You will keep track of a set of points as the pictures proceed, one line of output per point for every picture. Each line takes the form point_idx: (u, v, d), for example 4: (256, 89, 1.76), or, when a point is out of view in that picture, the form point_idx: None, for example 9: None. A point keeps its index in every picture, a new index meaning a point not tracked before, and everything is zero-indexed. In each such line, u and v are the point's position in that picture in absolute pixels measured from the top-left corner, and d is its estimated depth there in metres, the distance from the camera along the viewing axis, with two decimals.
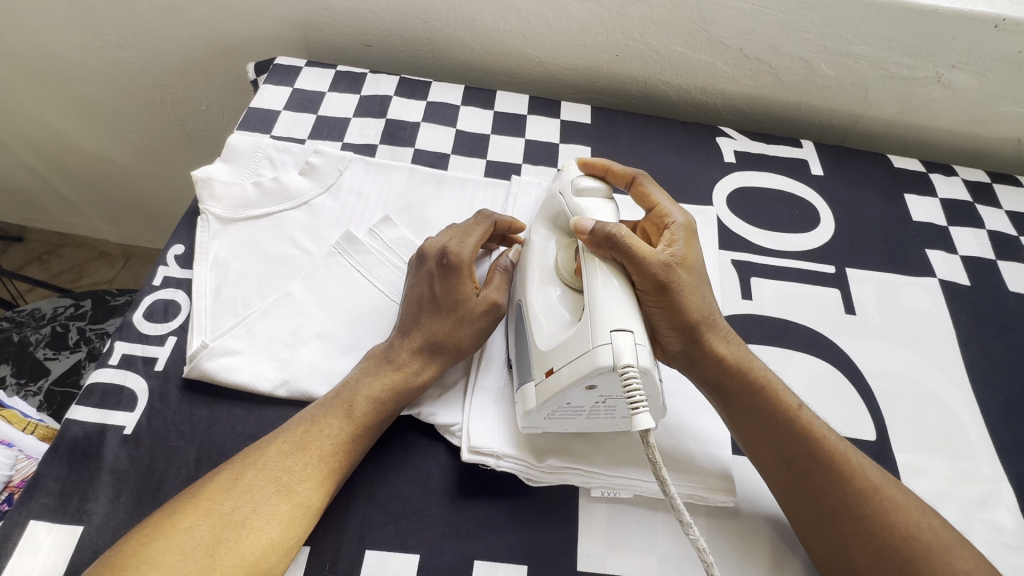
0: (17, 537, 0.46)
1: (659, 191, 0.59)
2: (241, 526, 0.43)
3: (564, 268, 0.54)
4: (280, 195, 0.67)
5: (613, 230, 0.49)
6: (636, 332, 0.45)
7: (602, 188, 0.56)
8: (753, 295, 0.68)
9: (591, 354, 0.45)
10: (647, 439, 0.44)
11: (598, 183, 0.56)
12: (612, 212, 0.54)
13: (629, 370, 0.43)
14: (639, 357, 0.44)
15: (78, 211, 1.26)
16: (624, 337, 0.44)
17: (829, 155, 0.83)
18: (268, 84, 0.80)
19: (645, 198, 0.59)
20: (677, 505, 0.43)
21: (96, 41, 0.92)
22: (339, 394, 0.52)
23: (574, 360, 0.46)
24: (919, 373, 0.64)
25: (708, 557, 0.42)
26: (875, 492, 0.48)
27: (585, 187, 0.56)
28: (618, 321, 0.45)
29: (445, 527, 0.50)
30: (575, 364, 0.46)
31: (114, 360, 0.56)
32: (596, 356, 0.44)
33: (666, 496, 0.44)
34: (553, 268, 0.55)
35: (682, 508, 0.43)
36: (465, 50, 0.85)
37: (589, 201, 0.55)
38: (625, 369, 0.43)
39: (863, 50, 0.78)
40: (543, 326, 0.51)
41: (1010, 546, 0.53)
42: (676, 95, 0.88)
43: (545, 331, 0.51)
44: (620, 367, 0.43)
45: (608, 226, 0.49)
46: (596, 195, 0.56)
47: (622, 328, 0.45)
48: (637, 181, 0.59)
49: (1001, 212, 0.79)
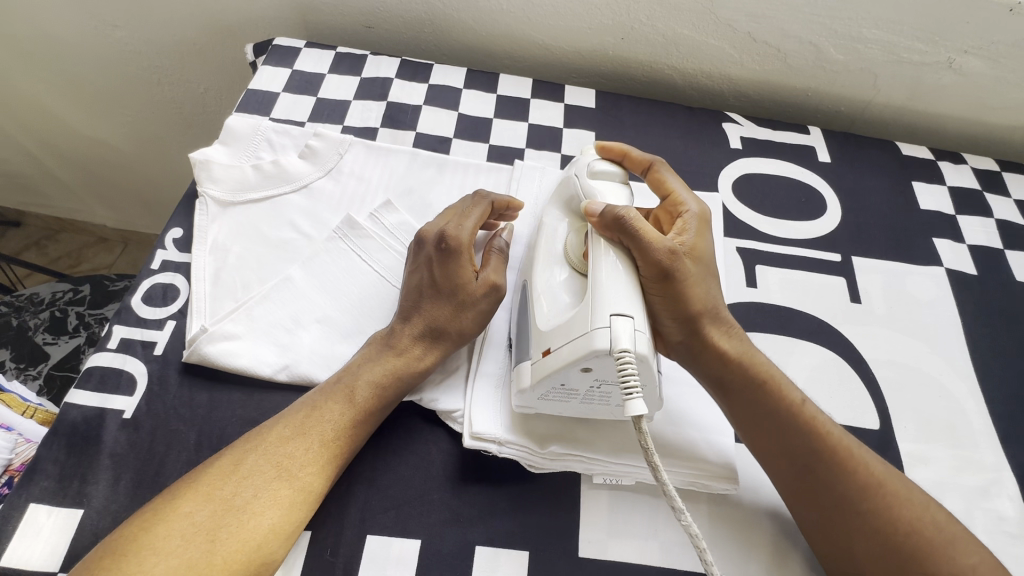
0: (17, 520, 0.46)
1: (675, 178, 0.58)
2: (242, 511, 0.43)
3: (574, 251, 0.53)
4: (279, 178, 0.66)
5: (623, 213, 0.48)
6: (636, 318, 0.44)
7: (618, 172, 0.56)
8: (758, 282, 0.67)
9: (588, 336, 0.44)
10: (641, 427, 0.43)
11: (615, 168, 0.56)
12: (625, 198, 0.54)
13: (626, 356, 0.43)
14: (636, 343, 0.44)
15: (75, 196, 1.24)
16: (623, 321, 0.44)
17: (835, 142, 0.82)
18: (267, 65, 0.79)
19: (660, 186, 0.58)
20: (671, 493, 0.42)
21: (91, 22, 0.90)
22: (340, 379, 0.51)
23: (572, 340, 0.45)
24: (924, 362, 0.63)
25: (700, 542, 0.41)
26: (879, 487, 0.48)
27: (601, 170, 0.55)
28: (617, 305, 0.45)
29: (446, 512, 0.50)
30: (573, 344, 0.45)
31: (112, 344, 0.55)
32: (592, 338, 0.44)
33: (658, 483, 0.43)
34: (561, 251, 0.54)
35: (676, 495, 0.42)
36: (467, 31, 0.83)
37: (603, 186, 0.54)
38: (621, 354, 0.43)
39: (873, 34, 0.76)
40: (544, 307, 0.51)
41: (1012, 535, 0.53)
42: (681, 79, 0.86)
43: (546, 312, 0.50)
44: (617, 352, 0.43)
45: (618, 209, 0.49)
46: (611, 179, 0.55)
47: (622, 313, 0.44)
48: (653, 168, 0.58)
49: (1010, 200, 0.78)
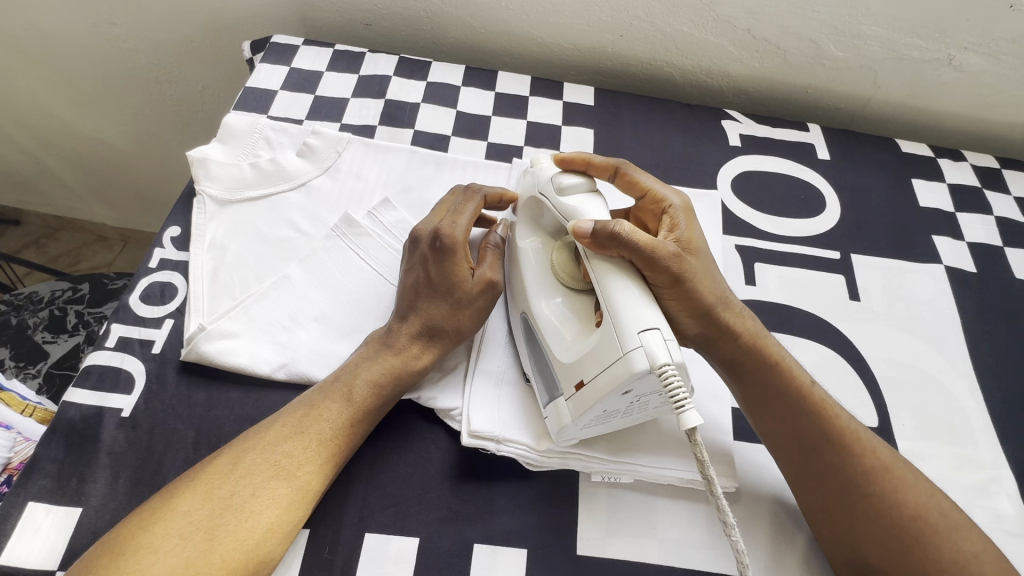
0: (16, 519, 0.46)
1: (647, 176, 0.58)
2: (240, 509, 0.43)
3: (563, 272, 0.53)
4: (277, 176, 0.66)
5: (615, 228, 0.47)
6: (663, 328, 0.44)
7: (585, 183, 0.54)
8: (757, 280, 0.67)
9: (625, 360, 0.43)
10: (693, 437, 0.43)
11: (580, 178, 0.55)
12: (603, 208, 0.53)
13: (667, 369, 0.42)
14: (672, 353, 0.43)
15: (74, 194, 1.24)
16: (653, 335, 0.43)
17: (835, 139, 0.82)
18: (265, 62, 0.78)
19: (634, 186, 0.58)
20: (722, 504, 0.42)
21: (89, 20, 0.90)
22: (338, 378, 0.51)
23: (607, 368, 0.45)
24: (923, 360, 0.63)
25: (745, 555, 0.41)
26: (885, 472, 0.48)
27: (568, 185, 0.54)
28: (643, 321, 0.44)
29: (446, 510, 0.50)
30: (609, 372, 0.45)
31: (111, 343, 0.55)
32: (630, 361, 0.43)
33: (709, 492, 0.43)
34: (550, 271, 0.55)
35: (726, 507, 0.41)
36: (467, 29, 0.83)
37: (576, 199, 0.53)
38: (662, 369, 0.42)
39: (874, 30, 0.76)
40: (562, 336, 0.51)
41: (1010, 532, 0.53)
42: (681, 76, 0.86)
43: (565, 342, 0.50)
44: (658, 368, 0.42)
45: (610, 225, 0.48)
46: (581, 191, 0.54)
47: (650, 327, 0.44)
48: (621, 171, 0.58)
49: (1009, 197, 0.78)
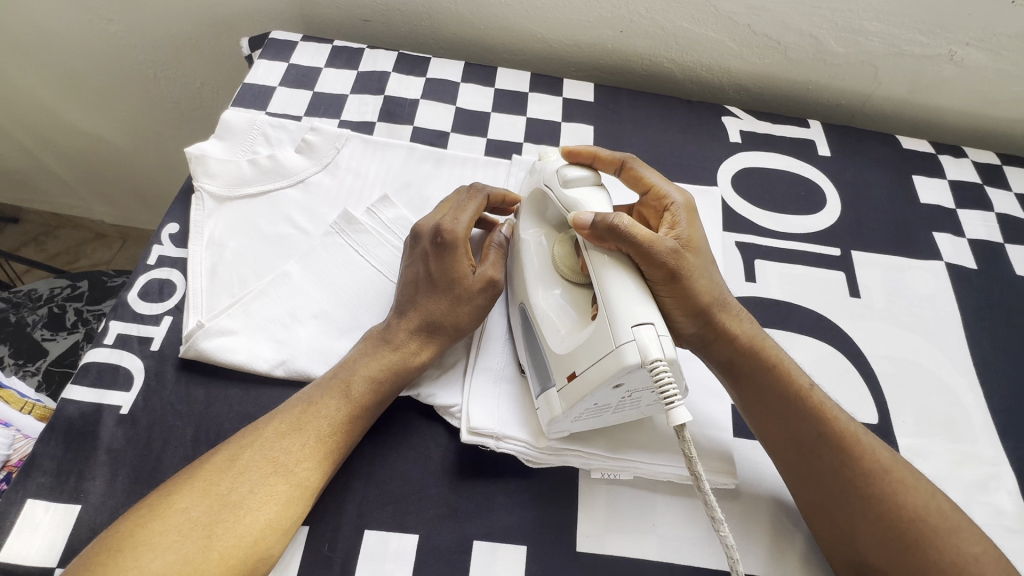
0: (15, 515, 0.46)
1: (651, 172, 0.58)
2: (237, 506, 0.43)
3: (564, 264, 0.53)
4: (275, 172, 0.65)
5: (614, 221, 0.47)
6: (658, 324, 0.44)
7: (590, 177, 0.54)
8: (757, 277, 0.67)
9: (616, 354, 0.43)
10: (681, 434, 0.43)
11: (585, 171, 0.54)
12: (605, 200, 0.53)
13: (658, 365, 0.42)
14: (665, 349, 0.43)
15: (73, 191, 1.23)
16: (646, 329, 0.43)
17: (836, 135, 0.82)
18: (263, 59, 0.78)
19: (637, 182, 0.58)
20: (710, 500, 0.42)
21: (85, 16, 0.90)
22: (337, 374, 0.51)
23: (597, 361, 0.45)
24: (923, 357, 0.63)
25: (734, 552, 0.41)
26: (884, 473, 0.48)
27: (572, 177, 0.54)
28: (638, 315, 0.44)
29: (445, 508, 0.50)
30: (599, 365, 0.44)
31: (109, 340, 0.55)
32: (621, 355, 0.43)
33: (697, 488, 0.42)
34: (550, 264, 0.54)
35: (714, 502, 0.41)
36: (466, 25, 0.83)
37: (580, 192, 0.53)
38: (654, 364, 0.42)
39: (874, 26, 0.76)
40: (556, 328, 0.51)
41: (1010, 529, 0.53)
42: (681, 73, 0.86)
43: (559, 334, 0.50)
44: (650, 363, 0.42)
45: (609, 217, 0.48)
46: (585, 184, 0.54)
47: (644, 322, 0.44)
48: (626, 165, 0.58)
49: (1010, 194, 0.78)
